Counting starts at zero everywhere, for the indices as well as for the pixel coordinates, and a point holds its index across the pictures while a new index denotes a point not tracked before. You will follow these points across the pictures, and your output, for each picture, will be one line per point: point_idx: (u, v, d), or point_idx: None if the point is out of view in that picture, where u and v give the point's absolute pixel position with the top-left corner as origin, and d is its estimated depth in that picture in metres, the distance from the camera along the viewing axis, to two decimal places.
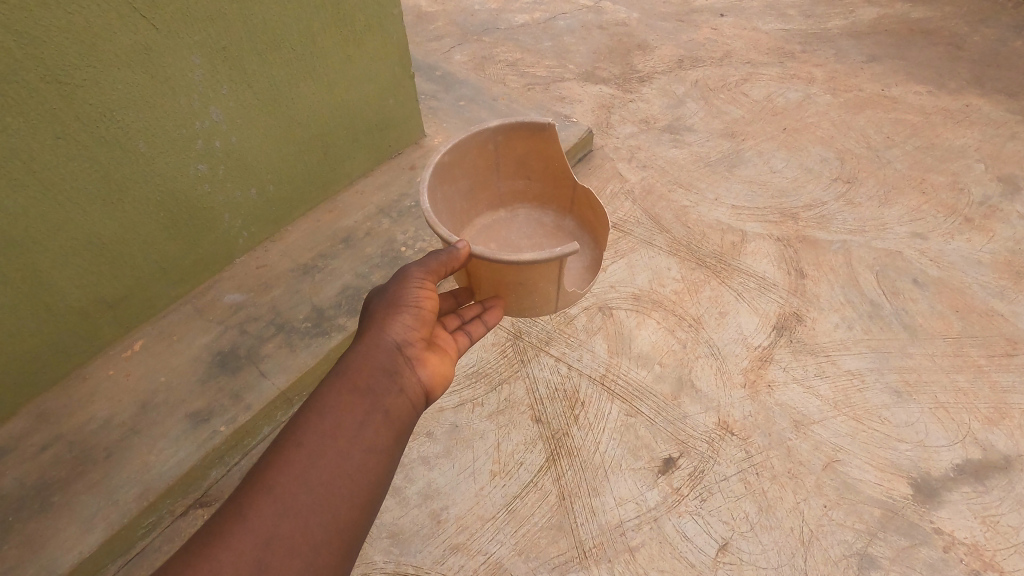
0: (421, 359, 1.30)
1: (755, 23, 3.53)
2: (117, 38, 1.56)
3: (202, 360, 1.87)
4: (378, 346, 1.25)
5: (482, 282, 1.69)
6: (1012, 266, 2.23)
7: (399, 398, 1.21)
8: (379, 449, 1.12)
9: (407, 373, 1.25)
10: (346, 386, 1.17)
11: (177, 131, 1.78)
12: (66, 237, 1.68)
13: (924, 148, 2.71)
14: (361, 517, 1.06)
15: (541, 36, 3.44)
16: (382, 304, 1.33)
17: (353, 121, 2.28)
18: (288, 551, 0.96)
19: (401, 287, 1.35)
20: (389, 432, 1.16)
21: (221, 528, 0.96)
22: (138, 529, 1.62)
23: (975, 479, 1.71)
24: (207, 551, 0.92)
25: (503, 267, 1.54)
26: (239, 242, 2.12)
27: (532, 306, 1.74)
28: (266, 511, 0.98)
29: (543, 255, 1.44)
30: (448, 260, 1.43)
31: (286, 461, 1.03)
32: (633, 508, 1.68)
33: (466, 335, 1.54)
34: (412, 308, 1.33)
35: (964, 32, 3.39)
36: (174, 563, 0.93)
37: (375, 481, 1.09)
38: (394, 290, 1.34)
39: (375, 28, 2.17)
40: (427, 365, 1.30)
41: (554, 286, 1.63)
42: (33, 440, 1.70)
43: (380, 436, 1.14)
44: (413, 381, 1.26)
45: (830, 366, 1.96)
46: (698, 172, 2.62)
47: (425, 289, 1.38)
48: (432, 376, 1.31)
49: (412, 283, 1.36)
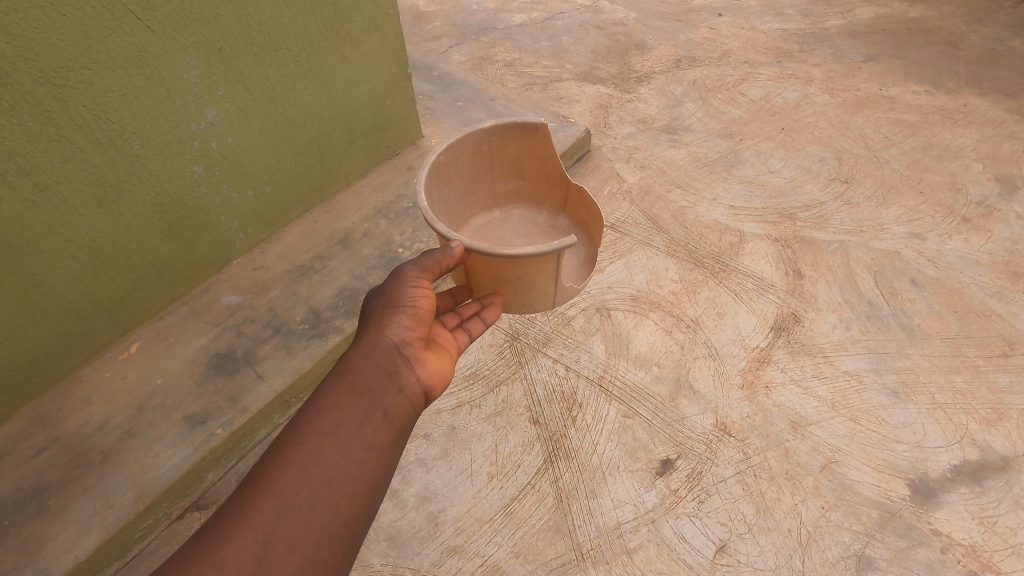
0: (420, 358, 1.30)
1: (754, 23, 3.52)
2: (111, 40, 1.56)
3: (199, 362, 1.87)
4: (377, 347, 1.26)
5: (480, 279, 1.68)
6: (1010, 267, 2.23)
7: (397, 397, 1.21)
8: (378, 447, 1.13)
9: (405, 372, 1.26)
10: (345, 386, 1.17)
11: (173, 132, 1.77)
12: (61, 240, 1.67)
13: (922, 148, 2.71)
14: (361, 514, 1.07)
15: (539, 36, 3.43)
16: (380, 304, 1.33)
17: (349, 122, 2.28)
18: (289, 547, 0.97)
19: (399, 287, 1.34)
20: (388, 431, 1.16)
21: (224, 524, 0.96)
22: (134, 532, 1.61)
23: (973, 480, 1.71)
24: (209, 548, 0.93)
25: (500, 262, 1.54)
26: (236, 244, 2.11)
27: (530, 302, 1.73)
28: (267, 508, 0.98)
29: (541, 249, 1.44)
30: (445, 258, 1.42)
31: (286, 459, 1.04)
32: (631, 510, 1.67)
33: (465, 333, 1.54)
34: (410, 308, 1.33)
35: (962, 32, 3.39)
36: (176, 560, 0.93)
37: (374, 479, 1.10)
38: (392, 290, 1.34)
39: (372, 29, 2.17)
40: (425, 364, 1.30)
41: (552, 280, 1.63)
42: (29, 443, 1.70)
43: (379, 435, 1.14)
44: (412, 380, 1.26)
45: (828, 367, 1.96)
46: (695, 173, 2.61)
47: (423, 288, 1.37)
48: (431, 375, 1.31)
49: (409, 283, 1.35)
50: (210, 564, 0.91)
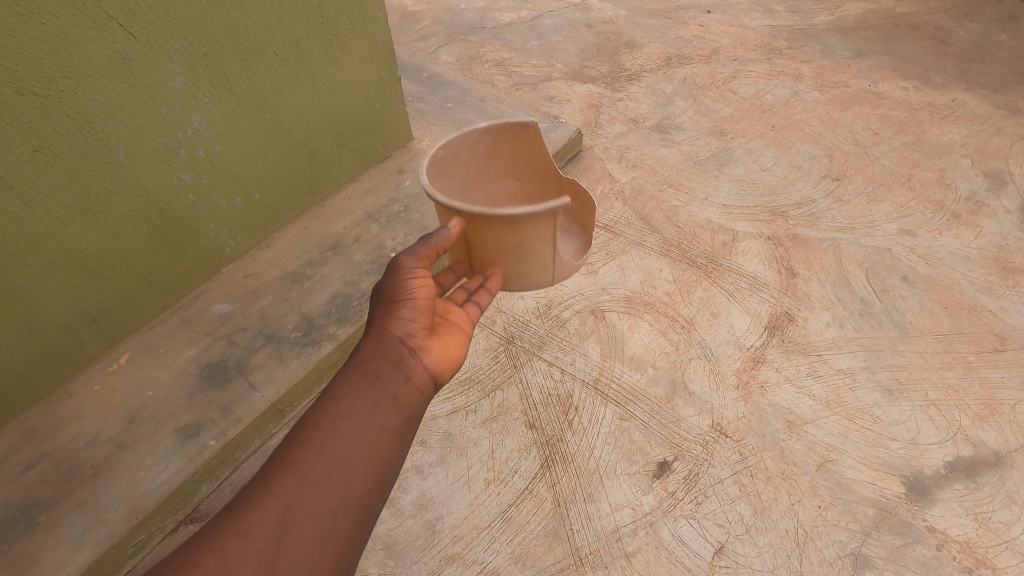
0: (426, 346, 1.28)
1: (743, 20, 3.52)
2: (93, 48, 1.53)
3: (190, 373, 1.84)
4: (382, 341, 1.24)
5: (481, 255, 1.65)
6: (1000, 263, 2.25)
7: (405, 385, 1.20)
8: (390, 429, 1.12)
9: (411, 361, 1.24)
10: (356, 376, 1.17)
11: (159, 140, 1.75)
12: (46, 253, 1.65)
13: (911, 144, 2.72)
14: (375, 491, 1.06)
15: (528, 35, 3.41)
16: (382, 298, 1.30)
17: (339, 126, 2.26)
18: (309, 517, 0.97)
19: (398, 279, 1.31)
20: (399, 415, 1.15)
21: (248, 497, 0.97)
22: (128, 547, 1.58)
23: (966, 476, 1.73)
24: (235, 517, 0.94)
25: (499, 228, 1.51)
26: (225, 251, 2.08)
27: (530, 275, 1.71)
28: (288, 481, 0.99)
29: (538, 208, 1.42)
30: (442, 242, 1.40)
31: (304, 437, 1.04)
32: (629, 514, 1.67)
33: (474, 306, 1.54)
34: (411, 300, 1.29)
35: (949, 26, 3.41)
36: (203, 531, 0.94)
37: (388, 459, 1.10)
38: (392, 283, 1.30)
39: (360, 32, 2.15)
40: (432, 352, 1.28)
41: (552, 248, 1.61)
42: (18, 459, 1.67)
43: (390, 417, 1.14)
44: (419, 368, 1.25)
45: (822, 365, 1.97)
46: (687, 172, 2.61)
47: (421, 276, 1.34)
48: (439, 362, 1.29)
49: (408, 274, 1.32)
50: (237, 530, 0.93)
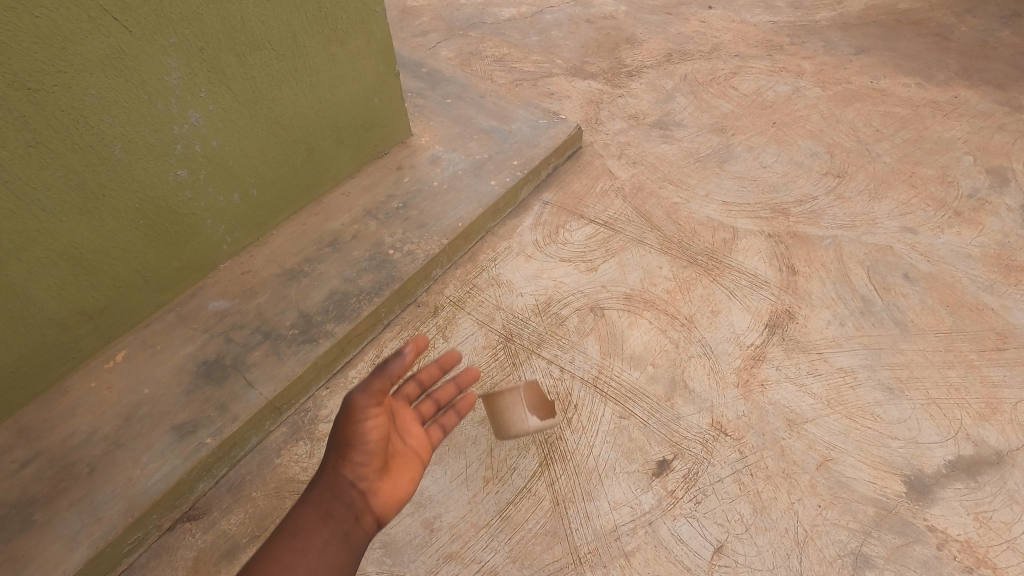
0: (376, 488, 1.19)
1: (744, 15, 3.49)
2: (88, 42, 1.52)
3: (187, 370, 1.83)
4: (332, 487, 1.17)
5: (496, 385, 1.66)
6: (1002, 261, 2.23)
7: (358, 529, 1.14)
8: (344, 565, 1.09)
9: (365, 518, 1.16)
10: (311, 514, 1.13)
11: (154, 136, 1.73)
12: (41, 249, 1.63)
13: (913, 140, 2.70)
14: None
15: (528, 30, 3.39)
16: (334, 436, 1.20)
17: (337, 122, 2.24)
18: None
19: (348, 420, 1.18)
20: (353, 557, 1.11)
21: None
22: (124, 545, 1.57)
23: (967, 475, 1.72)
24: None
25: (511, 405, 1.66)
26: (223, 248, 2.07)
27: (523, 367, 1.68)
28: None
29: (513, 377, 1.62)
30: (398, 369, 1.21)
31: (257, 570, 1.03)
32: (628, 512, 1.67)
33: (437, 427, 1.37)
34: (361, 444, 1.19)
35: (951, 22, 3.39)
36: None
37: None
38: (341, 418, 1.19)
39: (358, 27, 2.13)
40: (382, 494, 1.19)
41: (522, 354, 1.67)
42: (14, 457, 1.66)
43: (344, 555, 1.10)
44: (371, 516, 1.17)
45: (823, 364, 1.96)
46: (687, 169, 2.60)
47: (375, 415, 1.21)
48: (389, 504, 1.20)
49: (360, 414, 1.19)
50: None
